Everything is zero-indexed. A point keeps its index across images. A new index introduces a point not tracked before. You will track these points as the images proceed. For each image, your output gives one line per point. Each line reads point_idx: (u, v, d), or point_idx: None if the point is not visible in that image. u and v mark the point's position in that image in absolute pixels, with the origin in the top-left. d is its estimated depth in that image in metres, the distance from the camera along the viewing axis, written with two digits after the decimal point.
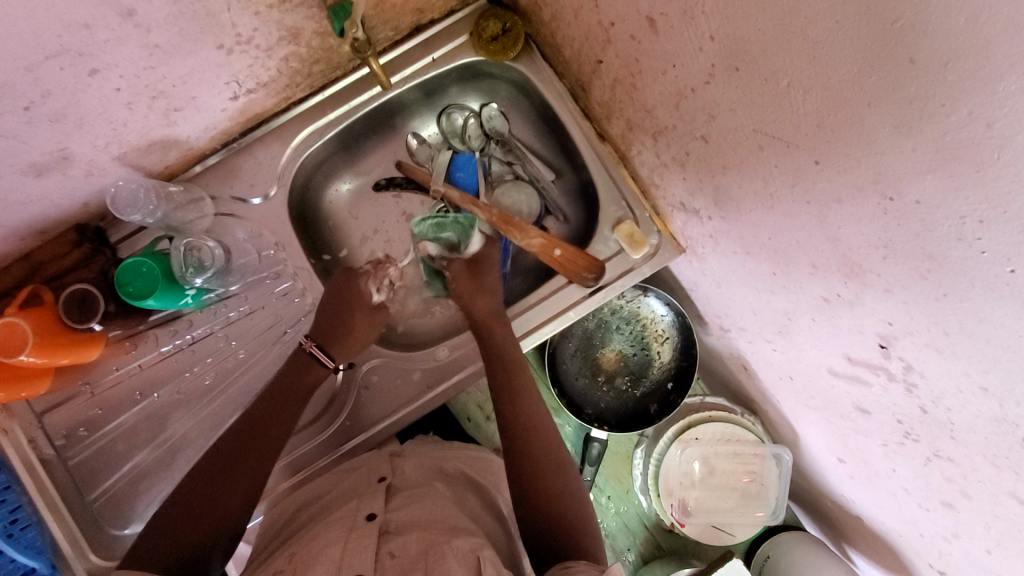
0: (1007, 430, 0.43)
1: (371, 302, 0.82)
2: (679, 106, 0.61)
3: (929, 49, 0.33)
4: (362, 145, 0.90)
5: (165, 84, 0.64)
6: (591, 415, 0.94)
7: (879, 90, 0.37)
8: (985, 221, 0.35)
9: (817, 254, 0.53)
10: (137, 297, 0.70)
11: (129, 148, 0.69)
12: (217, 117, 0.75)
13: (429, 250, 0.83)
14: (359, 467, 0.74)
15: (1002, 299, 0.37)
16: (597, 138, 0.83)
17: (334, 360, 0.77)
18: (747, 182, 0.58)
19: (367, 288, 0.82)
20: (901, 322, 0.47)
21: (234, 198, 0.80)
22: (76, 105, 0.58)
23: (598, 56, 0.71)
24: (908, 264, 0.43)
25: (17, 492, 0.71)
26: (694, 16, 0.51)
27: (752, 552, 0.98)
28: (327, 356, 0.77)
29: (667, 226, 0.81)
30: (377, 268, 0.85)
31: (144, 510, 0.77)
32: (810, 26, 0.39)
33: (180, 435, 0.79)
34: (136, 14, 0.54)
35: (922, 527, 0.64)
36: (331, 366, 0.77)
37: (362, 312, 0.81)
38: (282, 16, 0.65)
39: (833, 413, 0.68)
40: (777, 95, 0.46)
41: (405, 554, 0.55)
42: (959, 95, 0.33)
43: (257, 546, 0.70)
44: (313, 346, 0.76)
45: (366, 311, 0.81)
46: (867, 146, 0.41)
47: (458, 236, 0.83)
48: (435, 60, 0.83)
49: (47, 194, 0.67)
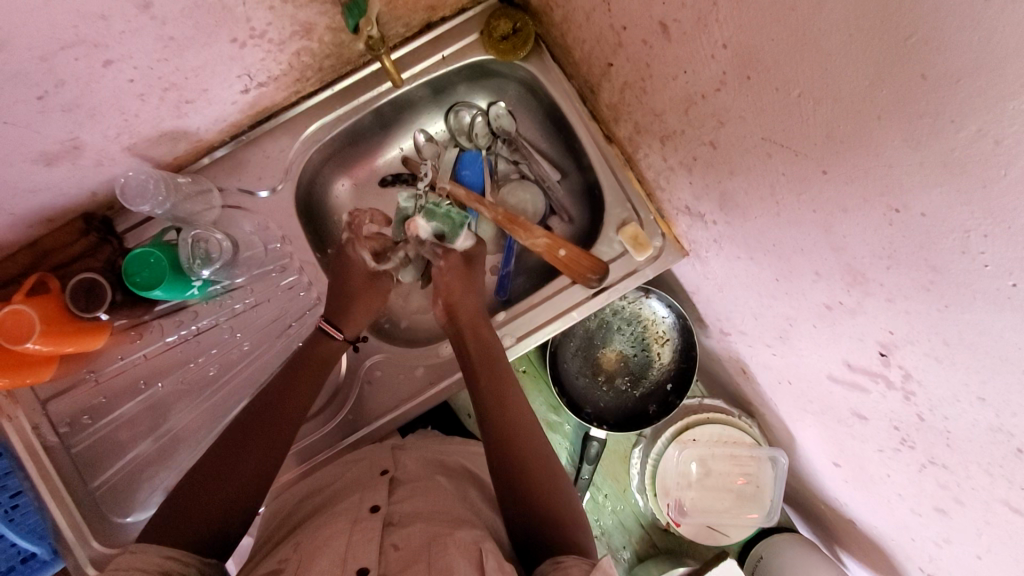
0: (1002, 440, 0.44)
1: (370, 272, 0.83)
2: (688, 112, 0.62)
3: (941, 66, 0.33)
4: (367, 141, 0.89)
5: (177, 76, 0.64)
6: (591, 413, 0.95)
7: (891, 105, 0.38)
8: (989, 235, 0.36)
9: (821, 261, 0.54)
10: (143, 288, 0.71)
11: (139, 139, 0.69)
12: (227, 110, 0.75)
13: (418, 233, 0.80)
14: (362, 459, 0.75)
15: (1003, 312, 0.37)
16: (603, 140, 0.84)
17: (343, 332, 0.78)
18: (754, 188, 0.58)
19: (359, 255, 0.82)
20: (902, 331, 0.48)
21: (241, 190, 0.81)
22: (88, 96, 0.59)
23: (608, 59, 0.72)
24: (912, 274, 0.43)
25: (20, 477, 0.73)
26: (708, 24, 0.51)
27: (745, 552, 0.99)
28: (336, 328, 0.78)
29: (672, 229, 0.82)
30: (358, 232, 0.82)
31: (146, 499, 0.78)
32: (823, 39, 0.40)
33: (181, 426, 0.79)
34: (153, 7, 0.54)
35: (913, 531, 0.65)
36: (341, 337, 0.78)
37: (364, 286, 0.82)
38: (296, 12, 0.65)
39: (830, 418, 0.69)
40: (787, 105, 0.47)
41: (408, 546, 0.55)
42: (970, 111, 0.33)
43: (261, 535, 0.70)
44: (322, 321, 0.78)
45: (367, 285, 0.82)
46: (876, 159, 0.41)
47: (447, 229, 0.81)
48: (445, 58, 0.83)
49: (57, 182, 0.67)
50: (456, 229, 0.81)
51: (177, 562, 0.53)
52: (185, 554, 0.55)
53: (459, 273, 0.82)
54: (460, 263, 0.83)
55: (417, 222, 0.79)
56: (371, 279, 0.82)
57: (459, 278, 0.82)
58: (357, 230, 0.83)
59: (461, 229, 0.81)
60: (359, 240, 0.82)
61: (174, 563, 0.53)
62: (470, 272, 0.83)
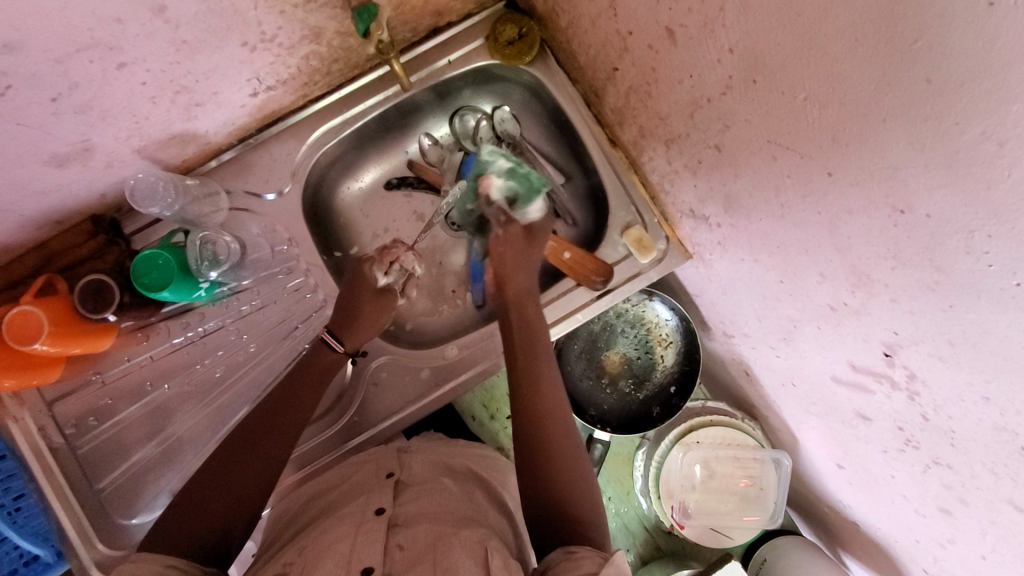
0: (1007, 439, 0.44)
1: (375, 285, 0.80)
2: (693, 116, 0.63)
3: (946, 70, 0.34)
4: (374, 145, 0.90)
5: (188, 79, 0.64)
6: (594, 416, 0.95)
7: (895, 108, 0.38)
8: (994, 235, 0.37)
9: (826, 263, 0.55)
10: (152, 289, 0.71)
11: (148, 141, 0.70)
12: (235, 113, 0.75)
13: (491, 189, 0.79)
14: (368, 462, 0.75)
15: (1008, 311, 0.38)
16: (608, 143, 0.85)
17: (343, 344, 0.77)
18: (759, 190, 0.59)
19: (374, 274, 0.80)
20: (907, 331, 0.49)
21: (248, 192, 0.81)
22: (101, 98, 0.59)
23: (614, 63, 0.72)
24: (917, 274, 0.44)
25: (24, 480, 0.74)
26: (713, 29, 0.52)
27: (748, 555, 0.99)
28: (336, 341, 0.77)
29: (676, 232, 0.83)
30: (383, 254, 0.81)
31: (151, 501, 0.78)
32: (829, 43, 0.41)
33: (188, 427, 0.79)
34: (166, 11, 0.55)
35: (918, 533, 0.65)
36: (340, 350, 0.77)
37: (369, 294, 0.79)
38: (306, 16, 0.66)
39: (834, 419, 0.70)
40: (792, 109, 0.48)
41: (414, 545, 0.55)
42: (974, 114, 0.34)
43: (267, 537, 0.71)
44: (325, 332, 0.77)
45: (371, 295, 0.79)
46: (881, 161, 0.42)
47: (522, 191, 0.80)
48: (451, 62, 0.84)
49: (67, 184, 0.67)
50: (531, 196, 0.80)
51: (176, 569, 0.53)
52: (187, 563, 0.55)
53: (516, 250, 0.78)
54: (519, 238, 0.78)
55: (492, 177, 0.79)
56: (379, 296, 0.79)
57: (513, 255, 0.77)
58: (384, 255, 0.81)
59: (538, 196, 0.79)
60: (381, 262, 0.81)
61: (173, 571, 0.53)
62: (528, 250, 0.78)
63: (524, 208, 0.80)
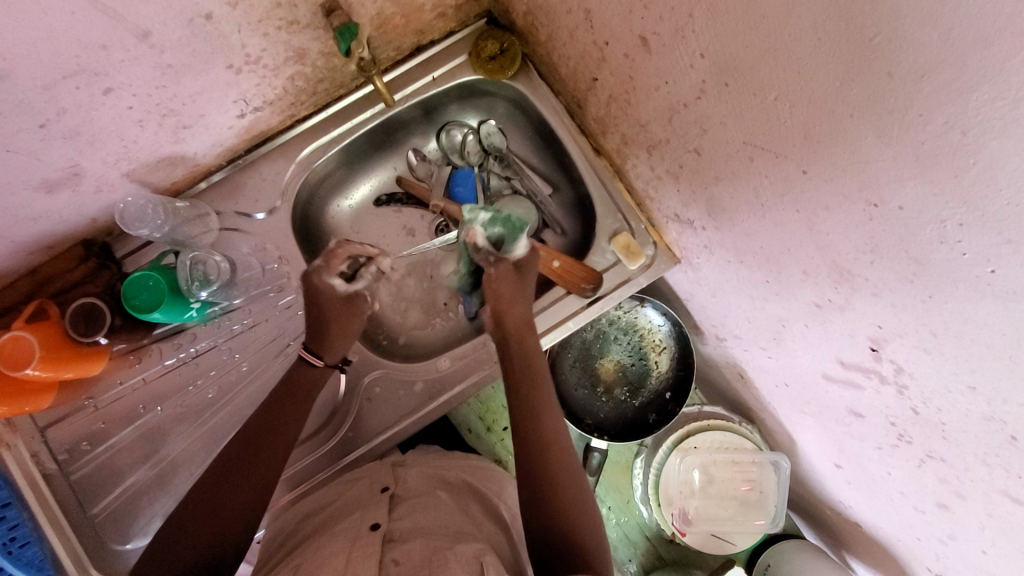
0: (995, 428, 0.44)
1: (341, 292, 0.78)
2: (672, 121, 0.64)
3: (905, 64, 0.35)
4: (363, 162, 0.92)
5: (175, 103, 0.66)
6: (591, 424, 0.95)
7: (861, 101, 0.39)
8: (964, 224, 0.37)
9: (808, 261, 0.55)
10: (142, 310, 0.72)
11: (137, 165, 0.71)
12: (223, 134, 0.77)
13: (475, 239, 0.80)
14: (361, 478, 0.75)
15: (985, 298, 0.38)
16: (592, 153, 0.86)
17: (322, 359, 0.76)
18: (739, 192, 0.60)
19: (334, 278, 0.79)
20: (890, 325, 0.49)
21: (238, 213, 0.82)
22: (89, 122, 0.60)
23: (593, 74, 0.74)
24: (895, 267, 0.44)
25: (18, 508, 0.70)
26: (685, 35, 0.53)
27: (753, 561, 0.98)
28: (314, 356, 0.76)
29: (662, 237, 0.84)
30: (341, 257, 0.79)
31: (145, 525, 0.77)
32: (794, 42, 0.42)
33: (180, 449, 0.79)
34: (151, 35, 0.56)
35: (919, 530, 0.65)
36: (320, 364, 0.76)
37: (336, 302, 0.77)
38: (289, 37, 0.68)
39: (828, 418, 0.70)
40: (764, 109, 0.49)
41: (409, 560, 0.55)
42: (936, 105, 0.35)
43: (260, 558, 0.70)
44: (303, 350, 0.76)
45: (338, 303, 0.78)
46: (851, 155, 0.43)
47: (506, 234, 0.80)
48: (435, 79, 0.86)
49: (57, 209, 0.68)
50: (513, 235, 0.80)
51: None
52: None
53: (512, 281, 0.77)
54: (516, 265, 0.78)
55: (475, 229, 0.81)
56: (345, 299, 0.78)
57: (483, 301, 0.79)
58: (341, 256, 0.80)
59: (518, 234, 0.79)
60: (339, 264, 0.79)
61: None
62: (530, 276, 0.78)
63: (510, 248, 0.79)
